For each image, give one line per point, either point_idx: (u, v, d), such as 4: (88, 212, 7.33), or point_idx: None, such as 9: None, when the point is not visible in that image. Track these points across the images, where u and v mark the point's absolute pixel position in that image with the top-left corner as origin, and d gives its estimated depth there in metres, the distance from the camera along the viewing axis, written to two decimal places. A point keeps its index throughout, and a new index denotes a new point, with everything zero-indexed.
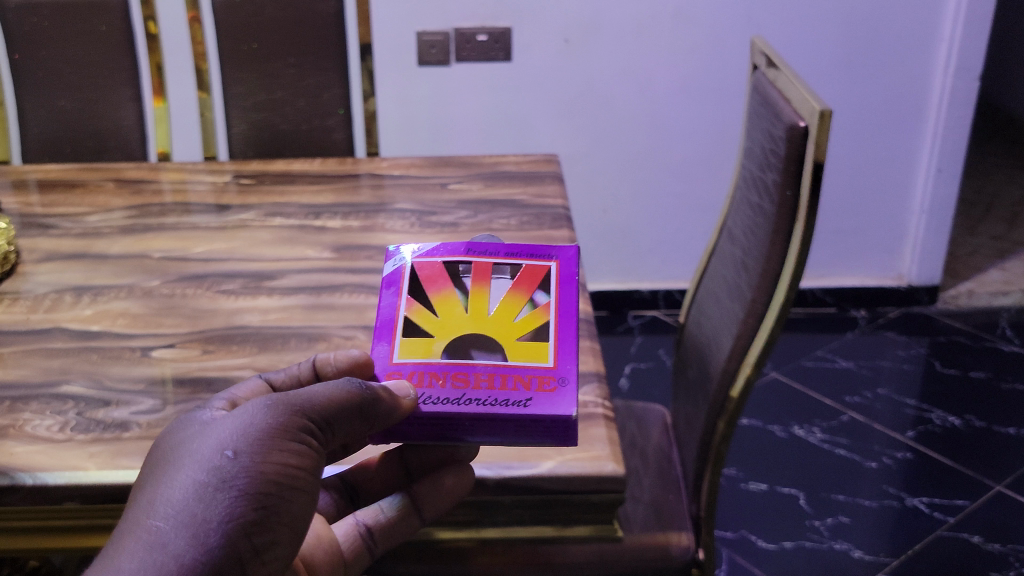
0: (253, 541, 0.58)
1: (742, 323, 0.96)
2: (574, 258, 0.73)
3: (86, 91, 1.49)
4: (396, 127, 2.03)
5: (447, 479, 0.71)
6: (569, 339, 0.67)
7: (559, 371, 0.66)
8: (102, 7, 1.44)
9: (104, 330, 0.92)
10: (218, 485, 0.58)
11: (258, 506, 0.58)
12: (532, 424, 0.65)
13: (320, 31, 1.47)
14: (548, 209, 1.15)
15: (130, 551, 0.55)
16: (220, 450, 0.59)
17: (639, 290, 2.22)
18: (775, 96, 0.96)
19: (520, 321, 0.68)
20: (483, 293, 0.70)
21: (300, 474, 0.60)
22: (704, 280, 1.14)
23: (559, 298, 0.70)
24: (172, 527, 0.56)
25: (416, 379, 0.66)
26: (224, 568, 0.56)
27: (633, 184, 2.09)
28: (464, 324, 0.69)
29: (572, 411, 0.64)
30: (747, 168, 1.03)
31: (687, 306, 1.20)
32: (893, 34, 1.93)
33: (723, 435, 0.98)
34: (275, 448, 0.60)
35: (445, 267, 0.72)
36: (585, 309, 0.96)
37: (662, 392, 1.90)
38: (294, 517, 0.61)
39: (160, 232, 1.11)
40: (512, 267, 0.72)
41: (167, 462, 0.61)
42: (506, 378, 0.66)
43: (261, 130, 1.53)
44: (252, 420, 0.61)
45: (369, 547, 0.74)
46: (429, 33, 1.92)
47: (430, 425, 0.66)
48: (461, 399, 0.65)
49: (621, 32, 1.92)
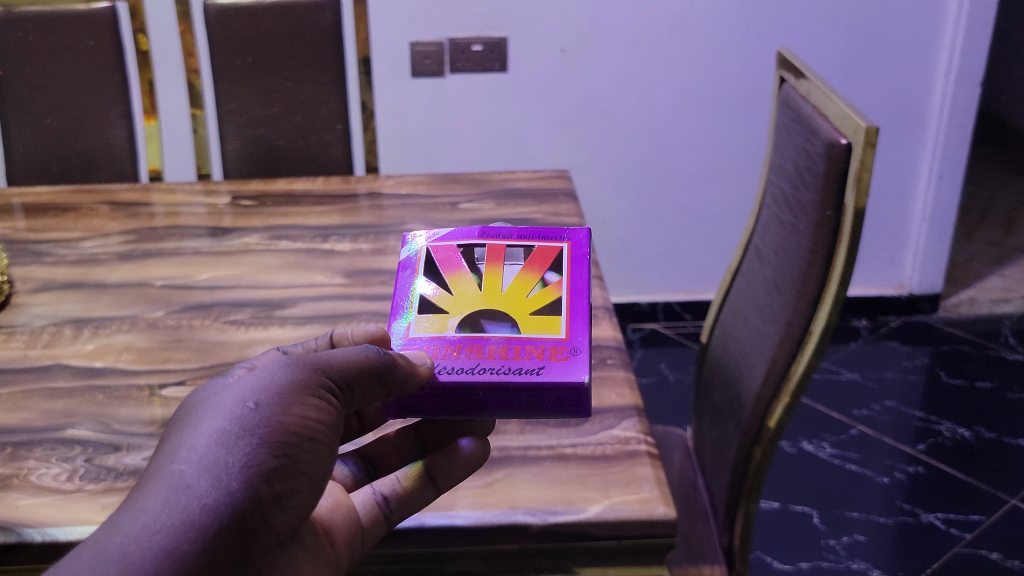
0: (273, 487, 0.54)
1: (777, 347, 0.92)
2: (585, 240, 0.74)
3: (73, 109, 1.43)
4: (392, 141, 1.98)
5: (463, 444, 0.70)
6: (581, 313, 0.68)
7: (570, 342, 0.66)
8: (91, 21, 1.39)
9: (109, 366, 0.86)
10: (241, 433, 0.55)
11: (281, 454, 0.55)
12: (544, 393, 0.64)
13: (318, 43, 1.42)
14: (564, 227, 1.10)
15: (152, 494, 0.52)
16: (242, 401, 0.56)
17: (638, 303, 2.18)
18: (809, 110, 0.92)
19: (532, 297, 0.70)
20: (497, 273, 0.72)
21: (321, 428, 0.57)
22: (730, 299, 1.10)
23: (570, 277, 0.72)
24: (193, 473, 0.53)
25: (431, 351, 0.65)
26: (247, 514, 0.53)
27: (634, 196, 2.05)
28: (478, 300, 0.70)
29: (584, 378, 0.63)
30: (777, 185, 0.99)
31: (711, 324, 1.16)
32: (894, 40, 1.90)
33: (760, 464, 0.94)
34: (297, 401, 0.57)
35: (460, 249, 0.74)
36: (615, 335, 0.91)
37: (667, 408, 1.86)
38: (315, 471, 0.58)
39: (161, 258, 1.06)
40: (523, 249, 0.74)
41: (185, 417, 0.57)
42: (519, 349, 0.66)
43: (256, 147, 1.48)
44: (273, 375, 0.58)
45: (385, 515, 0.68)
46: (423, 44, 1.88)
47: (444, 397, 0.65)
48: (474, 368, 0.64)
49: (620, 40, 1.88)
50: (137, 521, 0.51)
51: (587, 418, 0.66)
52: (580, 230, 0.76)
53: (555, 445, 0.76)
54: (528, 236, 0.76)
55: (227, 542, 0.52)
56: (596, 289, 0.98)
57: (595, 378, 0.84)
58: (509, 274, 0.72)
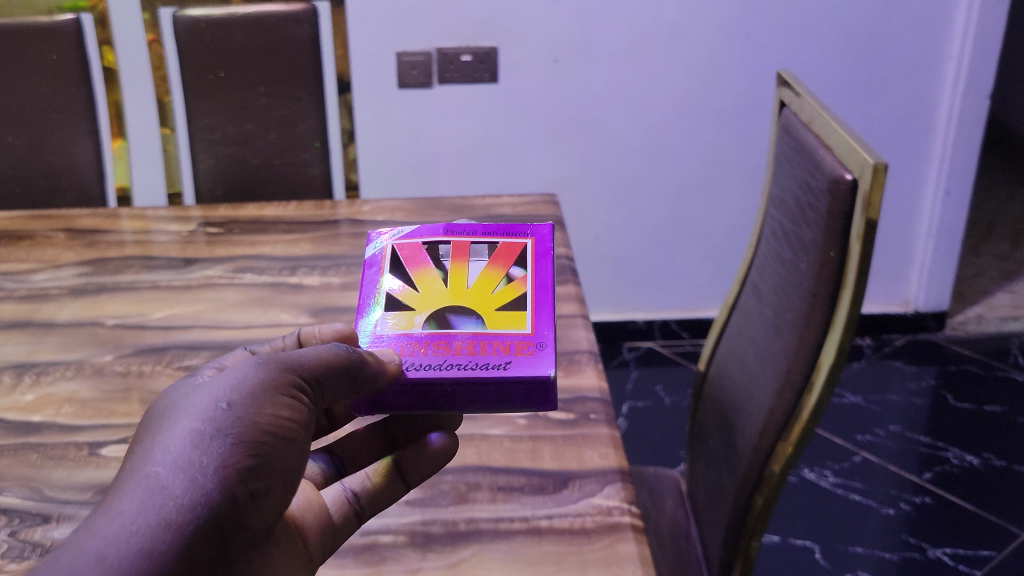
0: (249, 487, 0.50)
1: (776, 395, 0.85)
2: (549, 235, 0.71)
3: (37, 127, 1.36)
4: (376, 156, 1.91)
5: (433, 438, 0.66)
6: (547, 307, 0.64)
7: (537, 336, 0.63)
8: (53, 34, 1.31)
9: (46, 421, 0.79)
10: (214, 433, 0.51)
11: (257, 454, 0.51)
12: (512, 388, 0.60)
13: (295, 57, 1.35)
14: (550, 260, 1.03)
15: (125, 498, 0.48)
16: (214, 401, 0.52)
17: (634, 321, 2.11)
18: (812, 140, 0.85)
19: (498, 293, 0.66)
20: (462, 269, 0.68)
21: (296, 427, 0.53)
22: (726, 332, 1.02)
23: (536, 272, 0.68)
24: (166, 476, 0.49)
25: (397, 348, 0.62)
26: (223, 515, 0.49)
27: (628, 212, 1.98)
28: (445, 297, 0.66)
29: (552, 372, 0.60)
30: (777, 219, 0.92)
31: (709, 350, 1.08)
32: (899, 50, 1.83)
33: (761, 513, 0.87)
34: (270, 400, 0.53)
35: (424, 246, 0.70)
36: (600, 385, 0.83)
37: (662, 434, 1.79)
38: (290, 471, 0.54)
39: (115, 293, 0.99)
40: (488, 245, 0.69)
41: (157, 418, 0.53)
42: (486, 345, 0.62)
43: (230, 165, 1.41)
44: (244, 375, 0.54)
45: (357, 512, 0.64)
46: (410, 54, 1.81)
47: (413, 393, 0.61)
48: (441, 364, 0.60)
49: (612, 52, 1.81)
50: (110, 526, 0.47)
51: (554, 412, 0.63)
52: (543, 225, 0.72)
53: (529, 517, 0.68)
54: (493, 232, 0.72)
55: (203, 546, 0.48)
56: (580, 331, 0.91)
57: (577, 436, 0.77)
58: (475, 270, 0.68)
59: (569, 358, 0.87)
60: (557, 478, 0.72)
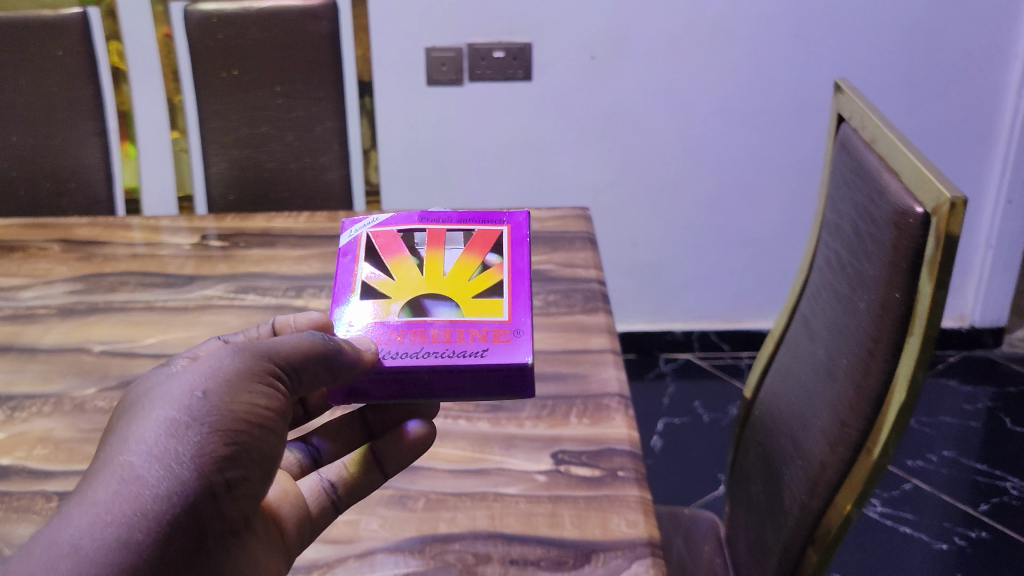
0: (226, 475, 0.50)
1: (830, 450, 0.76)
2: (525, 223, 0.73)
3: (42, 127, 1.29)
4: (403, 156, 1.83)
5: (410, 426, 0.65)
6: (521, 295, 0.67)
7: (513, 324, 0.65)
8: (58, 28, 1.24)
9: (13, 465, 0.72)
10: (190, 421, 0.50)
11: (233, 443, 0.50)
12: (488, 375, 0.62)
13: (313, 54, 1.27)
14: (580, 284, 0.95)
15: (100, 486, 0.47)
16: (188, 390, 0.51)
17: (671, 331, 2.01)
18: (874, 162, 0.74)
19: (473, 279, 0.68)
20: (438, 257, 0.70)
21: (271, 416, 0.53)
22: (773, 368, 0.93)
23: (511, 259, 0.70)
24: (143, 463, 0.48)
25: (376, 336, 0.64)
26: (201, 504, 0.48)
27: (667, 216, 1.88)
28: (420, 284, 0.68)
29: (528, 359, 0.62)
30: (831, 248, 0.82)
31: (754, 380, 0.98)
32: (961, 50, 1.71)
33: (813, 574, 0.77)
34: (245, 390, 0.53)
35: (400, 235, 0.72)
36: (630, 436, 0.74)
37: (699, 454, 1.70)
38: (266, 460, 0.53)
39: (106, 314, 0.91)
40: (464, 233, 0.72)
41: (126, 409, 0.52)
42: (462, 333, 0.64)
43: (244, 169, 1.33)
44: (219, 364, 0.54)
45: (332, 503, 0.64)
46: (439, 49, 1.71)
47: (390, 382, 0.63)
48: (418, 352, 0.62)
49: (652, 48, 1.71)
50: (85, 517, 0.45)
51: (531, 397, 0.65)
52: (518, 214, 0.74)
53: None
54: (467, 219, 0.74)
55: (182, 535, 0.47)
56: (609, 370, 0.81)
57: (602, 498, 0.67)
58: (450, 258, 0.70)
59: (597, 403, 0.78)
60: (579, 550, 0.62)
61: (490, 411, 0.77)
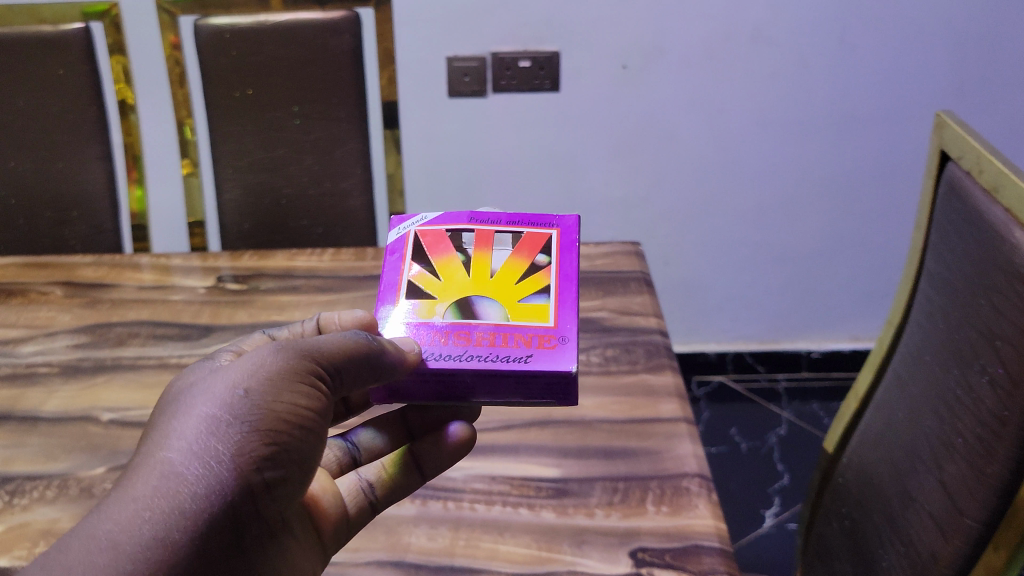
0: (264, 475, 0.51)
1: (945, 542, 0.66)
2: (575, 227, 0.71)
3: (41, 152, 1.19)
4: (423, 171, 1.73)
5: (452, 430, 0.65)
6: (570, 300, 0.65)
7: (559, 329, 0.63)
8: (59, 46, 1.14)
9: (12, 567, 0.61)
10: (230, 420, 0.51)
11: (272, 443, 0.52)
12: (532, 380, 0.61)
13: (334, 72, 1.17)
14: (641, 337, 0.85)
15: (141, 482, 0.48)
16: (231, 387, 0.53)
17: (705, 352, 1.94)
18: (1000, 216, 0.64)
19: (521, 282, 0.66)
20: (485, 257, 0.68)
21: (312, 416, 0.55)
22: (863, 430, 0.83)
23: (560, 263, 0.68)
24: (183, 459, 0.49)
25: (419, 337, 0.63)
26: (237, 502, 0.50)
27: (701, 232, 1.79)
28: (467, 286, 0.66)
29: (573, 367, 0.60)
30: (941, 303, 0.72)
31: (837, 436, 0.89)
32: (1019, 58, 1.59)
33: None
34: (286, 389, 0.54)
35: (448, 234, 0.70)
36: (718, 529, 0.64)
37: (740, 486, 1.60)
38: (306, 458, 0.55)
39: (115, 374, 0.82)
40: (512, 235, 0.70)
41: (171, 403, 0.54)
42: (507, 336, 0.63)
43: (259, 195, 1.23)
44: (264, 361, 0.55)
45: (371, 504, 0.65)
46: (462, 59, 1.61)
47: (433, 382, 0.63)
48: (462, 355, 0.61)
49: (689, 56, 1.60)
50: (123, 511, 0.47)
51: (577, 403, 0.64)
52: (568, 217, 0.72)
53: None
54: (517, 221, 0.72)
55: (218, 534, 0.49)
56: (685, 445, 0.72)
57: None
58: (498, 258, 0.68)
59: (675, 486, 0.68)
60: None
61: (554, 497, 0.67)
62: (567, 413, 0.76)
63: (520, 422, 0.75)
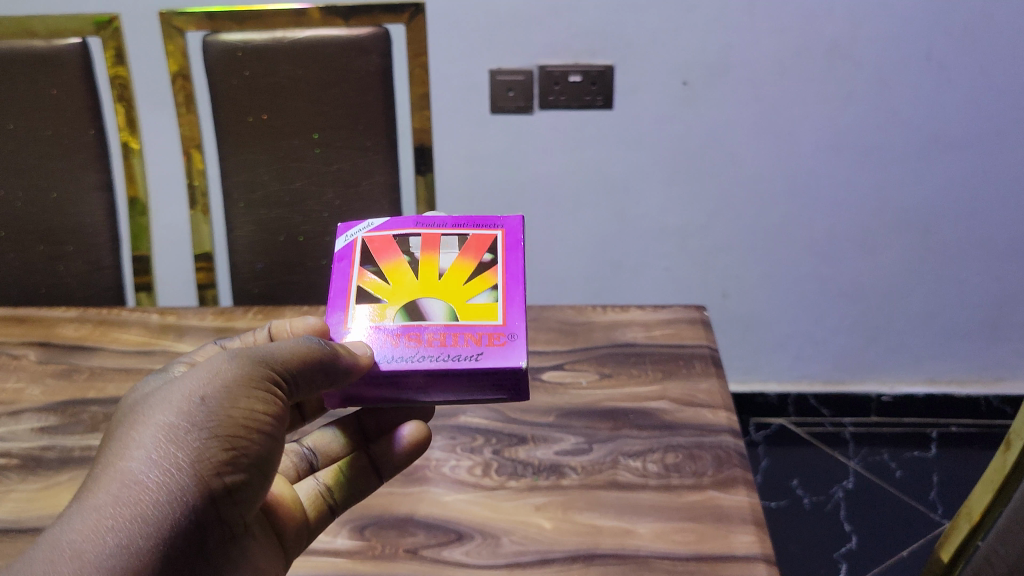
0: (224, 480, 0.52)
1: None
2: (519, 227, 0.68)
3: (34, 179, 1.07)
4: (463, 196, 1.59)
5: (402, 433, 0.66)
6: (517, 298, 0.62)
7: (508, 327, 0.61)
8: (54, 62, 1.02)
9: None
10: (189, 426, 0.52)
11: (232, 448, 0.53)
12: (484, 377, 0.59)
13: (360, 96, 1.04)
14: (711, 441, 0.71)
15: (102, 491, 0.48)
16: (188, 394, 0.53)
17: (764, 393, 1.80)
18: None
19: (467, 283, 0.64)
20: (432, 259, 0.65)
21: (268, 421, 0.56)
22: (988, 555, 0.67)
23: (507, 263, 0.65)
24: (143, 465, 0.50)
25: (369, 340, 0.61)
26: (199, 508, 0.51)
27: (762, 265, 1.64)
28: (415, 289, 0.64)
29: (524, 363, 0.59)
30: None
31: (953, 544, 0.74)
32: None
33: None
34: (244, 395, 0.55)
35: (394, 237, 0.67)
36: None
37: (802, 548, 1.45)
38: (265, 461, 0.56)
39: (81, 471, 0.69)
40: (459, 237, 0.67)
41: (127, 411, 0.54)
42: (457, 336, 0.61)
43: (273, 232, 1.10)
44: (220, 367, 0.56)
45: (329, 507, 0.65)
46: (506, 72, 1.46)
47: (385, 385, 0.60)
48: (414, 357, 0.59)
49: (755, 74, 1.45)
50: (86, 520, 0.47)
51: (530, 397, 0.62)
52: (513, 217, 0.69)
53: None
54: (463, 224, 0.69)
55: (183, 538, 0.50)
56: None
57: None
58: (445, 260, 0.65)
59: None
60: None
61: None
62: (618, 542, 0.62)
63: (561, 555, 0.61)
